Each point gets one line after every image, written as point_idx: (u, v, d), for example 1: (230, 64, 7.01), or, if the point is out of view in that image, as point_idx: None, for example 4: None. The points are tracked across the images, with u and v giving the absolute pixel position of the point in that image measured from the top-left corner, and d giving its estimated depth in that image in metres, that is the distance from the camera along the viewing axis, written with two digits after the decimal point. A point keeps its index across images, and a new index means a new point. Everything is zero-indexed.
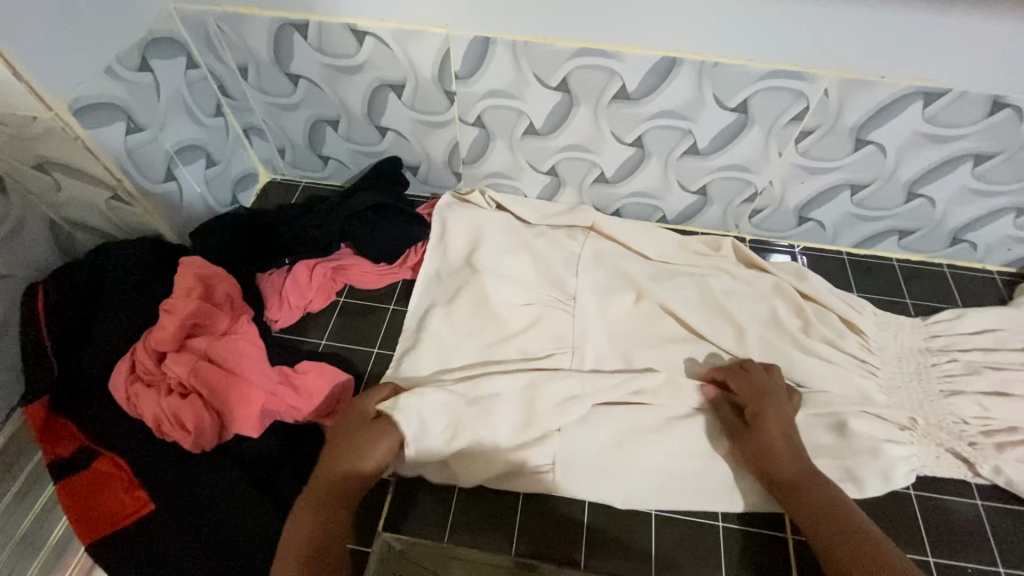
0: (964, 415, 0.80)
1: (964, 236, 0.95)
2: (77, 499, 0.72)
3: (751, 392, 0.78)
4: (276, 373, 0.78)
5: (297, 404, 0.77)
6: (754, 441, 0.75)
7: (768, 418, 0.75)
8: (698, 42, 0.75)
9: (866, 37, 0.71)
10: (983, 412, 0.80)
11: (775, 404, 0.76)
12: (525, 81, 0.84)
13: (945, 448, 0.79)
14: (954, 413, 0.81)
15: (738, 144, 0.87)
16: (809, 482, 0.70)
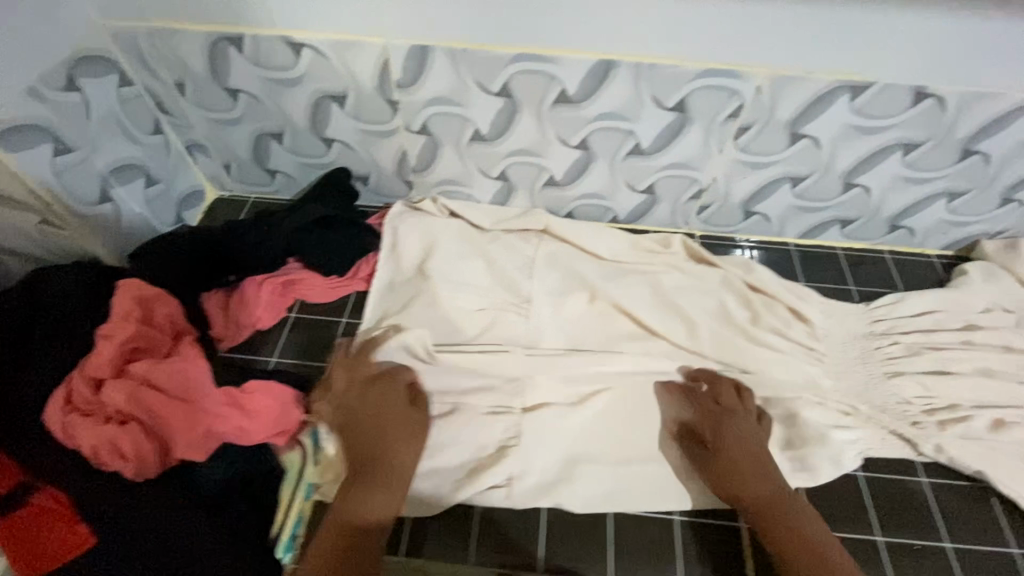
0: (908, 395, 0.83)
1: (902, 222, 0.98)
2: (10, 540, 0.68)
3: (714, 413, 0.78)
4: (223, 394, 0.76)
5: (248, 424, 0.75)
6: (721, 466, 0.74)
7: (726, 444, 0.75)
8: (631, 44, 0.77)
9: (789, 31, 0.74)
10: (925, 391, 0.83)
11: (739, 420, 0.77)
12: (467, 87, 0.84)
13: (890, 430, 0.81)
14: (898, 394, 0.83)
15: (680, 142, 0.88)
16: (787, 499, 0.71)
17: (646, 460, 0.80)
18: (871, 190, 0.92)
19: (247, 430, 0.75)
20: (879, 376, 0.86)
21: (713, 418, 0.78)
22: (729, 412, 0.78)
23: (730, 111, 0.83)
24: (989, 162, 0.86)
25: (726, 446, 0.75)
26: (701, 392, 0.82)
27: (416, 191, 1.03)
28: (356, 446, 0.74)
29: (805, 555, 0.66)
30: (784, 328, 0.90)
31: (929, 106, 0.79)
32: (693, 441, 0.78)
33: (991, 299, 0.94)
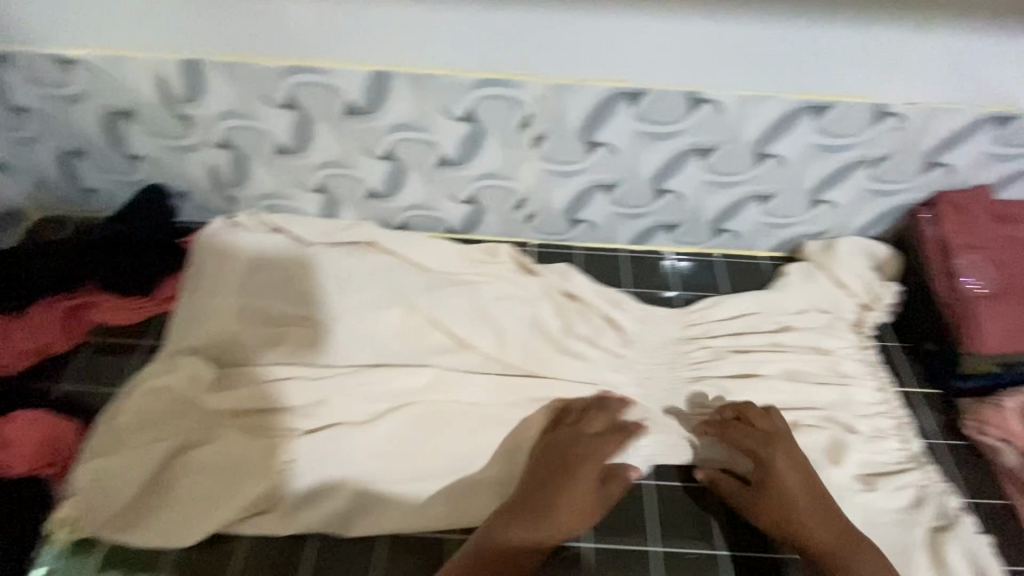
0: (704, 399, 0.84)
1: (724, 226, 0.99)
2: None
3: (761, 441, 0.76)
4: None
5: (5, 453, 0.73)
6: (771, 494, 0.73)
7: (581, 461, 0.75)
8: (404, 53, 0.76)
9: (553, 38, 0.74)
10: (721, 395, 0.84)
11: (788, 450, 0.76)
12: (252, 101, 0.82)
13: (679, 435, 0.82)
14: (695, 398, 0.84)
15: (482, 151, 0.87)
16: (824, 505, 0.73)
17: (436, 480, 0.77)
18: (679, 194, 0.93)
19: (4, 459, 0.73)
20: (681, 383, 0.86)
21: (570, 441, 0.77)
22: (772, 443, 0.76)
23: (518, 118, 0.82)
24: (787, 164, 0.86)
25: (586, 463, 0.74)
26: (593, 406, 0.81)
27: (239, 208, 1.00)
28: (552, 461, 0.75)
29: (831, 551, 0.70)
30: (596, 337, 0.91)
31: (707, 110, 0.79)
32: (551, 457, 0.76)
33: (807, 300, 0.94)
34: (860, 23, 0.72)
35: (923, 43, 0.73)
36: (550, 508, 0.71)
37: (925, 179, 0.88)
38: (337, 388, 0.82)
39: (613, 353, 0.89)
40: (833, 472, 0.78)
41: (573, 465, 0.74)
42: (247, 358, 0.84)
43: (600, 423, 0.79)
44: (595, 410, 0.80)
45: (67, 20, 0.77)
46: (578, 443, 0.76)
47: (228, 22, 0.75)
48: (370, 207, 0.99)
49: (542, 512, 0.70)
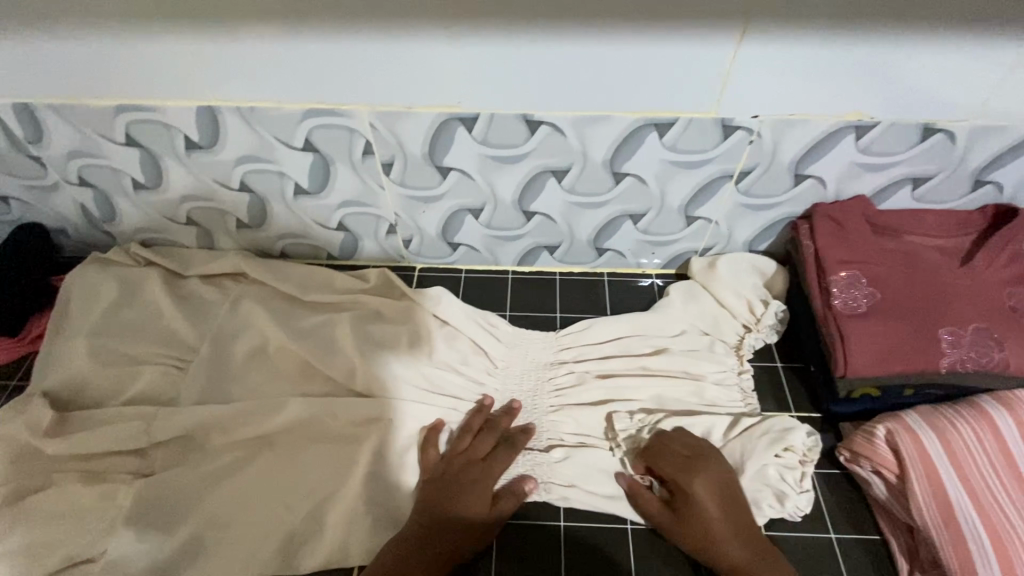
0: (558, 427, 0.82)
1: (605, 246, 0.96)
2: None
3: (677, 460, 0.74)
4: None
5: None
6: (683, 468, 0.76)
7: (468, 474, 0.75)
8: (221, 90, 0.74)
9: (362, 66, 0.70)
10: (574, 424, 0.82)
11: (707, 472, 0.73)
12: (94, 140, 0.82)
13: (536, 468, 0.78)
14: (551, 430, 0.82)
15: (334, 179, 0.85)
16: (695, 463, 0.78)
17: (272, 524, 0.73)
18: (548, 215, 0.90)
19: None
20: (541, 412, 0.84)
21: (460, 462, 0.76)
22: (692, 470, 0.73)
23: (360, 144, 0.80)
24: (647, 182, 0.83)
25: (475, 475, 0.74)
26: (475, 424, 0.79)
27: (116, 241, 0.99)
28: (454, 478, 0.74)
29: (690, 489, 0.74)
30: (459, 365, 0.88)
31: (546, 130, 0.76)
32: (442, 481, 0.74)
33: (687, 321, 0.90)
34: (684, 37, 0.65)
35: (755, 57, 0.67)
36: (450, 516, 0.71)
37: (799, 192, 0.83)
38: (179, 430, 0.77)
39: (474, 386, 0.86)
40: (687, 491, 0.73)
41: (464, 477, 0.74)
42: (98, 401, 0.83)
43: (486, 445, 0.77)
44: (482, 430, 0.79)
45: None
46: (466, 464, 0.76)
47: (44, 64, 0.73)
48: (244, 237, 0.98)
49: (444, 512, 0.71)
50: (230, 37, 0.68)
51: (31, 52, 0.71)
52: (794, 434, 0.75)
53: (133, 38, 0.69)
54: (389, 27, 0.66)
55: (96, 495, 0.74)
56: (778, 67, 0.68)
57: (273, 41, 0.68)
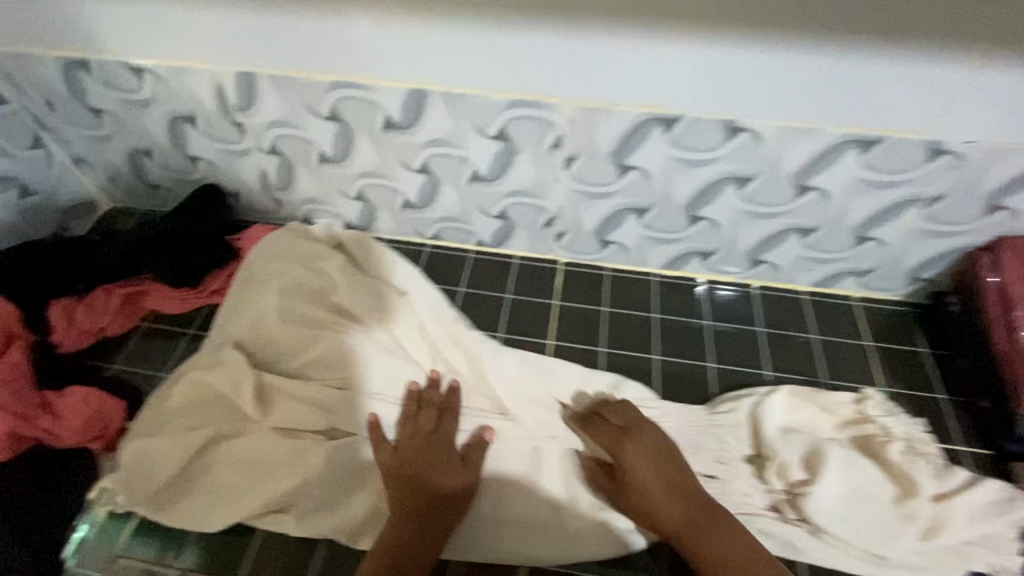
0: (726, 437, 0.78)
1: (762, 257, 0.95)
2: None
3: (648, 471, 0.72)
4: (21, 393, 0.79)
5: (29, 409, 0.78)
6: (631, 489, 0.73)
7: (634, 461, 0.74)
8: (436, 74, 0.78)
9: (583, 61, 0.73)
10: (740, 434, 0.79)
11: (638, 437, 0.76)
12: (299, 111, 0.86)
13: None
14: (719, 437, 0.78)
15: (512, 167, 0.88)
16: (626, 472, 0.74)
17: (451, 497, 0.76)
18: (717, 221, 0.90)
19: (35, 424, 0.78)
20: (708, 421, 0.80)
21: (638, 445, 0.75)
22: (661, 476, 0.72)
23: (550, 134, 0.82)
24: (830, 198, 0.82)
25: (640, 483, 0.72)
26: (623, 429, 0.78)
27: (285, 209, 1.06)
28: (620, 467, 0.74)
29: (636, 497, 0.72)
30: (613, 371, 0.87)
31: (746, 138, 0.77)
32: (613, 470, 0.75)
33: (878, 414, 0.80)
34: (918, 57, 0.66)
35: (987, 81, 0.67)
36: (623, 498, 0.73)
37: (987, 222, 0.82)
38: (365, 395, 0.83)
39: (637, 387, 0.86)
40: (883, 518, 0.70)
41: (423, 474, 0.73)
42: (278, 359, 0.87)
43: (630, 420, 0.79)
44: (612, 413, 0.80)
45: (132, 37, 0.81)
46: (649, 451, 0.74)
47: (281, 38, 0.77)
48: (404, 215, 1.03)
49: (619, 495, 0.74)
50: (468, 26, 0.72)
51: (272, 24, 0.76)
52: (991, 484, 0.73)
53: (373, 19, 0.73)
54: (627, 25, 0.68)
55: (287, 447, 0.78)
56: (1006, 95, 0.68)
57: (504, 30, 0.72)
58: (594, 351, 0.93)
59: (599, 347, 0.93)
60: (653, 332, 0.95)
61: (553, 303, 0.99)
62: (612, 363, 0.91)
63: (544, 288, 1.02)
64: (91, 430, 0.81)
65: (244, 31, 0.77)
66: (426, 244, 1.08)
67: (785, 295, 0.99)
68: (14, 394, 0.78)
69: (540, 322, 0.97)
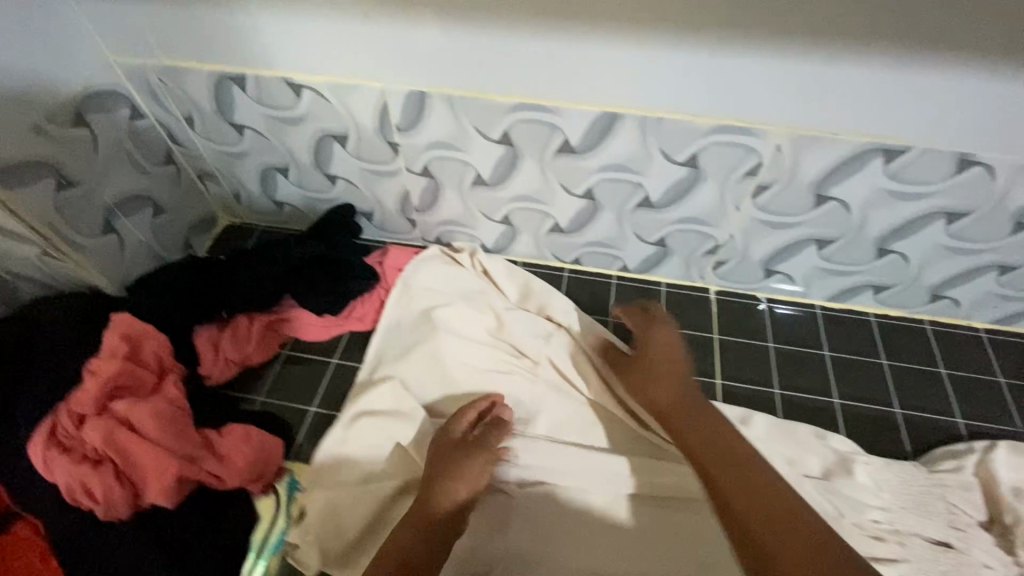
0: (957, 500, 0.76)
1: (945, 293, 0.89)
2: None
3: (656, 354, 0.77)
4: (185, 433, 0.75)
5: (195, 450, 0.74)
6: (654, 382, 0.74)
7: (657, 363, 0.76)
8: (636, 96, 0.71)
9: (811, 87, 0.66)
10: (972, 495, 0.76)
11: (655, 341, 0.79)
12: (466, 132, 0.80)
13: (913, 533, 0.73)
14: (948, 500, 0.76)
15: (692, 195, 0.82)
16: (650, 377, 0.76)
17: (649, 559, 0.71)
18: (908, 255, 0.83)
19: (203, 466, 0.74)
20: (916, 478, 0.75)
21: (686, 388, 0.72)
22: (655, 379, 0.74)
23: (749, 162, 0.75)
24: None
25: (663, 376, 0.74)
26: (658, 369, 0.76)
27: (420, 229, 1.01)
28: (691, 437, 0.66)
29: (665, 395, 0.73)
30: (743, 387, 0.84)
31: (978, 170, 0.70)
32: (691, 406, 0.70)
33: None
34: None
35: None
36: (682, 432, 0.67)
37: None
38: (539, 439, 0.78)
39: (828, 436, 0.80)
40: None
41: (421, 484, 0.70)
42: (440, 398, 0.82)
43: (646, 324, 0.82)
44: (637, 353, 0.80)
45: (300, 52, 0.75)
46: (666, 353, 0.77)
47: (469, 57, 0.71)
48: (549, 239, 0.97)
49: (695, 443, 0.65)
50: (687, 49, 0.66)
51: (463, 41, 0.70)
52: None
53: (582, 38, 0.67)
54: (879, 51, 0.62)
55: None
56: None
57: (730, 52, 0.65)
58: (771, 393, 0.88)
59: (774, 388, 0.89)
60: (828, 371, 0.90)
61: (715, 336, 0.94)
62: (791, 407, 0.87)
63: (699, 319, 0.96)
64: (255, 472, 0.76)
65: (429, 49, 0.71)
66: (564, 268, 1.02)
67: (961, 332, 0.93)
68: (180, 434, 0.74)
69: (705, 358, 0.92)
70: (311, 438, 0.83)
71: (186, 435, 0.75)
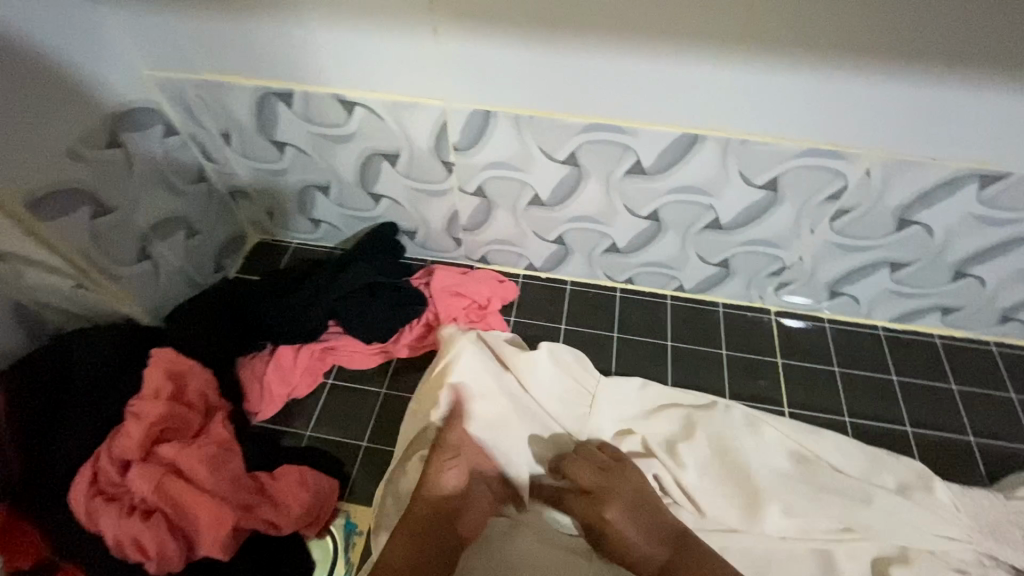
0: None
1: (1017, 315, 0.86)
2: None
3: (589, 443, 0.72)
4: (235, 476, 0.70)
5: (247, 495, 0.69)
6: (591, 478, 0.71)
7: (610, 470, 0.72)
8: (721, 119, 0.67)
9: (911, 112, 0.63)
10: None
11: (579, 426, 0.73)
12: (529, 153, 0.76)
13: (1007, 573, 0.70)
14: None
15: (765, 218, 0.78)
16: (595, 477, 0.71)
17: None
18: (986, 279, 0.80)
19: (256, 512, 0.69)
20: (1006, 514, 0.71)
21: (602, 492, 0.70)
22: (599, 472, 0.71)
23: (832, 186, 0.72)
24: None
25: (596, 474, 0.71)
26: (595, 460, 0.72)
27: (466, 249, 0.96)
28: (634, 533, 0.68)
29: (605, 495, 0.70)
30: (751, 409, 0.81)
31: None
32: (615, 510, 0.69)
33: None
34: None
35: None
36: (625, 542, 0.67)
37: None
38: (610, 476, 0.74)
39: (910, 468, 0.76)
40: None
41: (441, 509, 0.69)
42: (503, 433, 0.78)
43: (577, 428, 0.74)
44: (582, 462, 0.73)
45: (356, 69, 0.70)
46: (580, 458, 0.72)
47: (542, 77, 0.67)
48: (603, 260, 0.93)
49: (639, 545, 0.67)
50: (784, 71, 0.61)
51: (536, 60, 0.65)
52: None
53: (669, 60, 0.62)
54: (994, 78, 0.58)
55: (540, 543, 0.69)
56: None
57: (829, 77, 0.61)
58: (841, 420, 0.86)
59: (845, 414, 0.86)
60: (897, 397, 0.88)
61: (778, 359, 0.91)
62: (862, 434, 0.84)
63: (760, 342, 0.93)
64: (309, 516, 0.72)
65: (499, 68, 0.67)
66: (616, 287, 0.98)
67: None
68: (231, 478, 0.69)
69: (771, 381, 0.89)
70: (364, 476, 0.78)
71: (236, 479, 0.70)
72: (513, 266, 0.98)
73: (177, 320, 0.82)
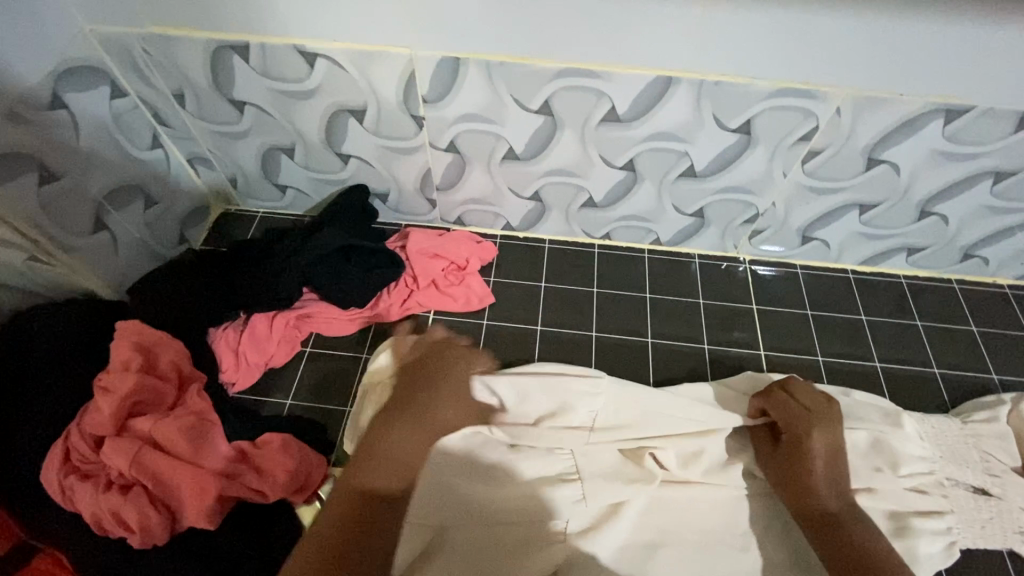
0: (990, 448, 0.75)
1: (977, 252, 0.89)
2: None
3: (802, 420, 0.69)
4: (214, 445, 0.69)
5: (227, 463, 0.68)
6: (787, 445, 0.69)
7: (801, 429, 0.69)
8: (695, 59, 0.66)
9: (880, 47, 0.63)
10: (1007, 444, 0.76)
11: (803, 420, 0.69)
12: (502, 102, 0.73)
13: (972, 489, 0.73)
14: (982, 449, 0.75)
15: (740, 162, 0.78)
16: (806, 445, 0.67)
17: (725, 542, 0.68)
18: (948, 217, 0.83)
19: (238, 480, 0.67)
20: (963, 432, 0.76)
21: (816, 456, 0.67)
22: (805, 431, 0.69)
23: (805, 125, 0.72)
24: None
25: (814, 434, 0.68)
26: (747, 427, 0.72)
27: (441, 210, 0.94)
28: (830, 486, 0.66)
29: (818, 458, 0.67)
30: None
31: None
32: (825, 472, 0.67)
33: None
34: None
35: None
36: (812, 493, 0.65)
37: None
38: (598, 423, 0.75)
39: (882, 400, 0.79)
40: None
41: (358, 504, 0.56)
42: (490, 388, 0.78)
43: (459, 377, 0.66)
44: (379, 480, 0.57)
45: (315, 17, 0.67)
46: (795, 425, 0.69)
47: (511, 20, 0.65)
48: (581, 216, 0.92)
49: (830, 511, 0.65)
50: (755, 7, 0.61)
51: (505, 2, 0.63)
52: None
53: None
54: (958, 8, 0.58)
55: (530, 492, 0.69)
56: None
57: (800, 11, 0.60)
58: (814, 361, 0.88)
59: (817, 355, 0.89)
60: (867, 336, 0.91)
61: (753, 307, 0.93)
62: (836, 373, 0.87)
63: (736, 290, 0.94)
64: (294, 482, 0.70)
65: (468, 10, 0.64)
66: (593, 244, 0.98)
67: (987, 290, 0.94)
68: (209, 447, 0.68)
69: (747, 327, 0.91)
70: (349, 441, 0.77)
71: (214, 448, 0.69)
72: (491, 226, 0.97)
73: (141, 293, 0.79)
